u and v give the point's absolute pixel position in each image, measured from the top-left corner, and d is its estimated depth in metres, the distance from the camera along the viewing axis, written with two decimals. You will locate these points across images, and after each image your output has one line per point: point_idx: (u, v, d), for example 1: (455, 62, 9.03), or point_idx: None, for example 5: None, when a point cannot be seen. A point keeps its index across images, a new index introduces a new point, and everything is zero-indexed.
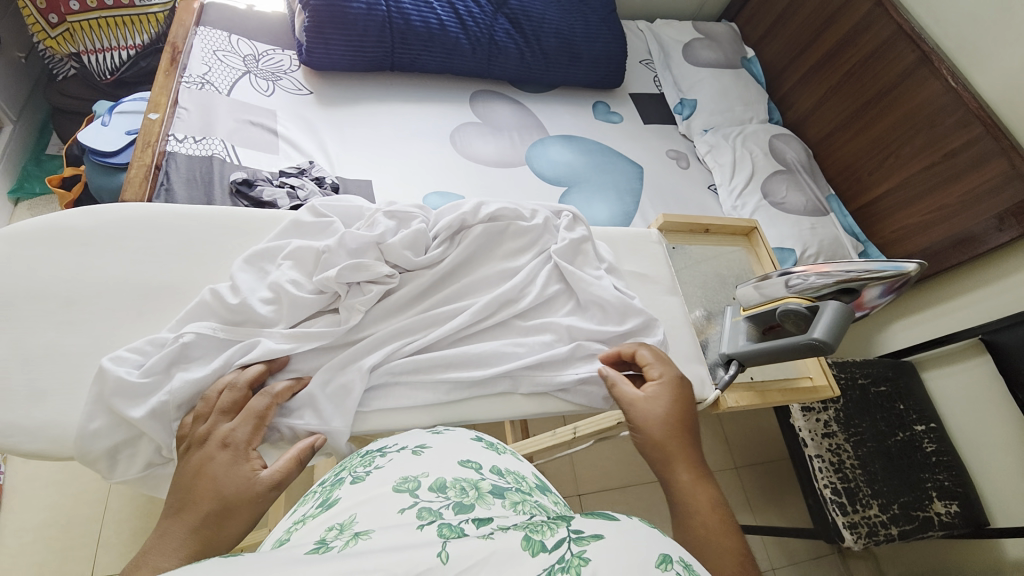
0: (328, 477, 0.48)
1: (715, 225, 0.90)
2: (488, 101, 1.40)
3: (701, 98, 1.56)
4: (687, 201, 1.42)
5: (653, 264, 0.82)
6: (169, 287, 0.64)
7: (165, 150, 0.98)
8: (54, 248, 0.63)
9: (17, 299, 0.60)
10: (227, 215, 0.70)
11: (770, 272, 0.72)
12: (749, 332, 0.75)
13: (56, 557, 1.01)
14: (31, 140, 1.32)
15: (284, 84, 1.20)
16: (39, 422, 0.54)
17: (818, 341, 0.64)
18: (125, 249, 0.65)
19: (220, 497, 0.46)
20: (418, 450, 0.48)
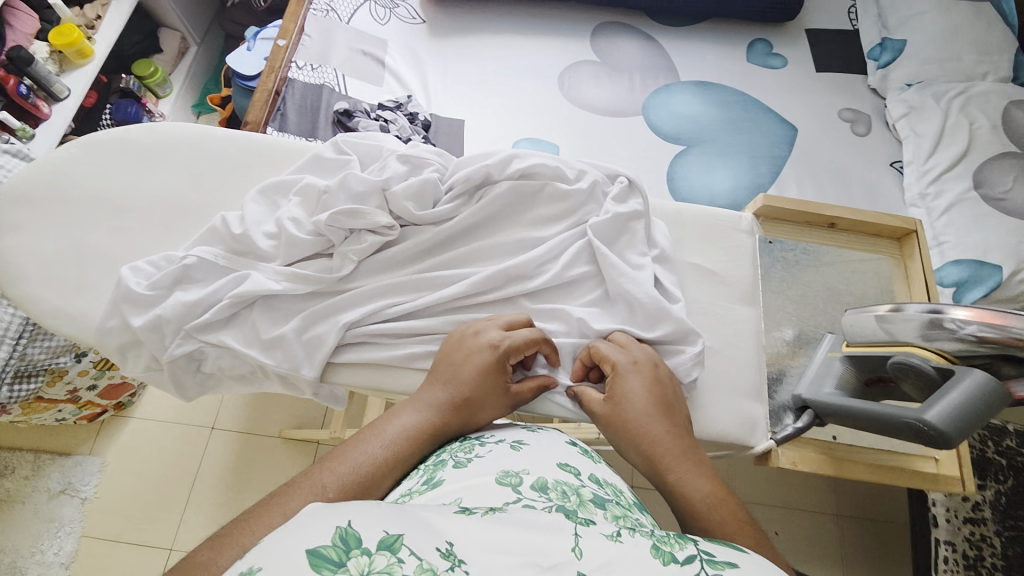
0: (428, 458, 0.46)
1: (843, 220, 0.71)
2: (613, 36, 1.21)
3: (913, 40, 1.14)
4: (851, 180, 1.09)
5: (730, 260, 0.67)
6: (203, 208, 0.62)
7: (286, 76, 1.05)
8: (111, 156, 0.63)
9: (80, 199, 0.60)
10: (259, 140, 0.66)
11: (904, 306, 0.54)
12: (844, 377, 0.59)
13: (186, 417, 1.25)
14: (213, 62, 1.58)
15: (399, 12, 1.18)
16: (70, 312, 0.56)
17: (929, 425, 0.46)
18: (167, 167, 0.63)
19: (473, 389, 0.50)
20: (514, 446, 0.45)
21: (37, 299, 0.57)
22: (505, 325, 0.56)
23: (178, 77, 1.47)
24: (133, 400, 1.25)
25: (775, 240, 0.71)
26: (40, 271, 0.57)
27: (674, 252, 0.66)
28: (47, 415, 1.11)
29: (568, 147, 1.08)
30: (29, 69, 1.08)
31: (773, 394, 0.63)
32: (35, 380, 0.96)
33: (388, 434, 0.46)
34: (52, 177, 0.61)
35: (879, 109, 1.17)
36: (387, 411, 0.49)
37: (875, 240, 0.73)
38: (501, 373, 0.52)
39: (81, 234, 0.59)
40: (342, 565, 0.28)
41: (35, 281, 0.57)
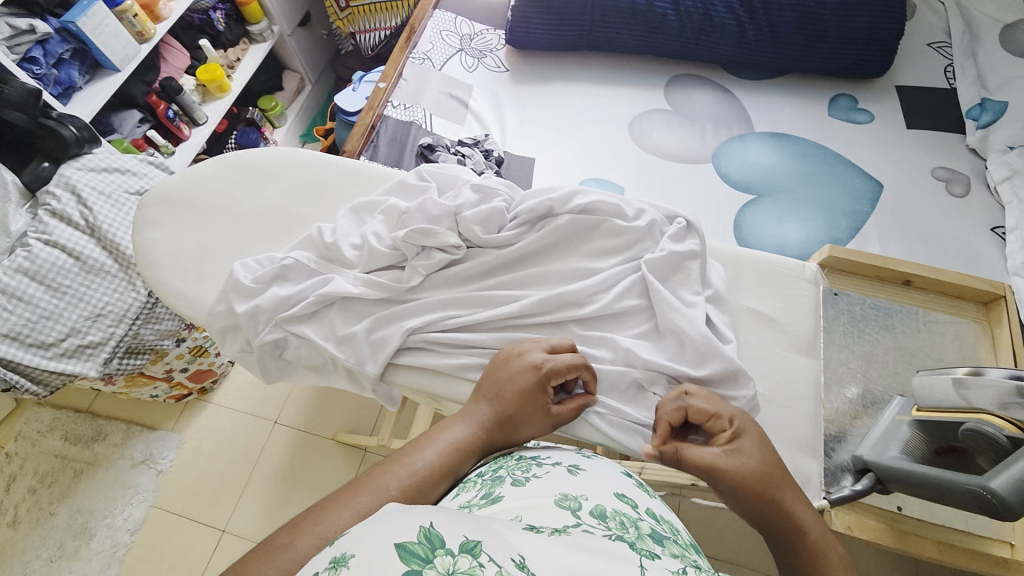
0: (485, 472, 0.47)
1: (921, 277, 0.67)
2: (688, 88, 1.25)
3: (1023, 101, 1.06)
4: (944, 242, 1.01)
5: (791, 309, 0.65)
6: (301, 219, 0.71)
7: (383, 114, 1.19)
8: (237, 171, 0.74)
9: (207, 203, 0.72)
10: (355, 164, 0.75)
11: (986, 369, 0.48)
12: (911, 443, 0.54)
13: (254, 409, 1.36)
14: (322, 100, 1.82)
15: (487, 62, 1.30)
16: (188, 297, 0.66)
17: (993, 492, 0.44)
18: (278, 183, 0.74)
19: (515, 408, 0.52)
20: (571, 471, 0.45)
21: (164, 283, 0.67)
22: (549, 348, 0.57)
23: (293, 110, 1.70)
24: (213, 388, 1.38)
25: (841, 292, 0.68)
26: (168, 261, 0.68)
27: (730, 293, 0.65)
28: (144, 390, 1.26)
29: (634, 189, 1.11)
30: (177, 97, 1.31)
31: (829, 453, 0.59)
32: (142, 357, 1.08)
33: (441, 444, 0.49)
34: (190, 184, 0.73)
35: (979, 170, 1.09)
36: (438, 424, 0.52)
37: (956, 302, 0.68)
38: (543, 394, 0.53)
39: (203, 233, 0.70)
40: (428, 562, 0.27)
41: (165, 269, 0.68)
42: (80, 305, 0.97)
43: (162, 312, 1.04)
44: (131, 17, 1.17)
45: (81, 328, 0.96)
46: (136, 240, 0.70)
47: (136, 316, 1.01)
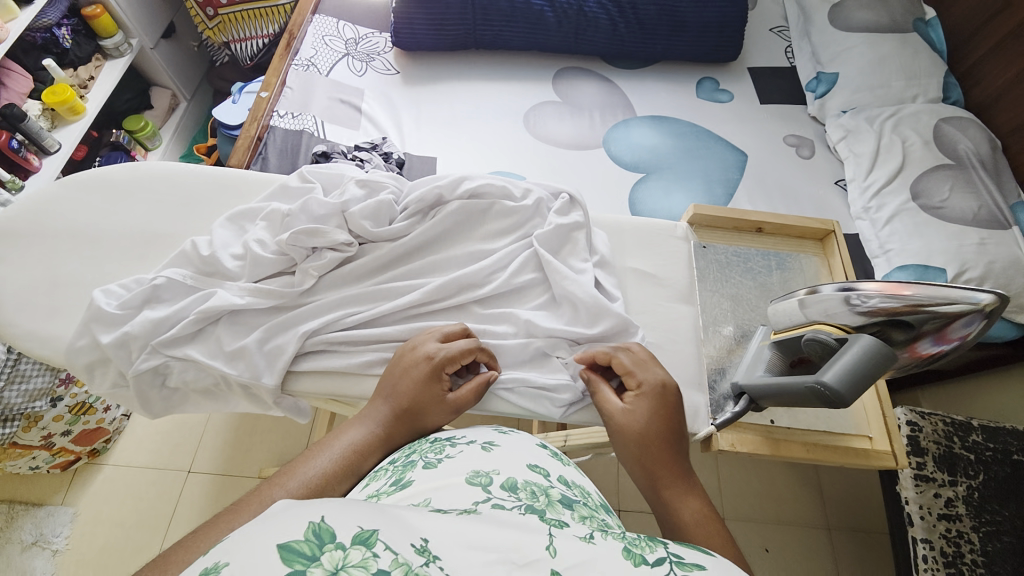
0: (398, 459, 0.47)
1: (768, 224, 0.77)
2: (574, 79, 1.32)
3: (844, 72, 1.25)
4: (800, 198, 1.17)
5: (669, 265, 0.73)
6: (171, 236, 0.66)
7: (269, 124, 1.13)
8: (91, 192, 0.67)
9: (61, 232, 0.64)
10: (229, 172, 0.71)
11: (821, 285, 0.57)
12: (773, 362, 0.61)
13: (161, 460, 1.23)
14: (202, 116, 1.69)
15: (376, 65, 1.28)
16: (43, 335, 0.59)
17: (826, 387, 0.49)
18: (140, 200, 0.67)
19: (413, 400, 0.53)
20: (485, 448, 0.46)
21: (13, 324, 0.59)
22: (444, 337, 0.58)
23: (168, 130, 1.56)
24: (109, 445, 1.23)
25: (708, 245, 0.76)
26: (17, 299, 0.60)
27: (614, 257, 0.71)
28: (22, 463, 1.10)
29: (536, 178, 1.15)
30: (21, 125, 1.15)
31: (714, 385, 0.66)
32: (11, 425, 0.97)
33: (339, 449, 0.49)
34: (32, 212, 0.65)
35: (819, 134, 1.27)
36: (335, 430, 0.51)
37: (798, 241, 0.79)
38: (438, 382, 0.55)
39: (57, 265, 0.62)
40: (315, 559, 0.26)
41: (11, 310, 0.59)
42: None
43: (28, 368, 0.94)
44: None
45: None
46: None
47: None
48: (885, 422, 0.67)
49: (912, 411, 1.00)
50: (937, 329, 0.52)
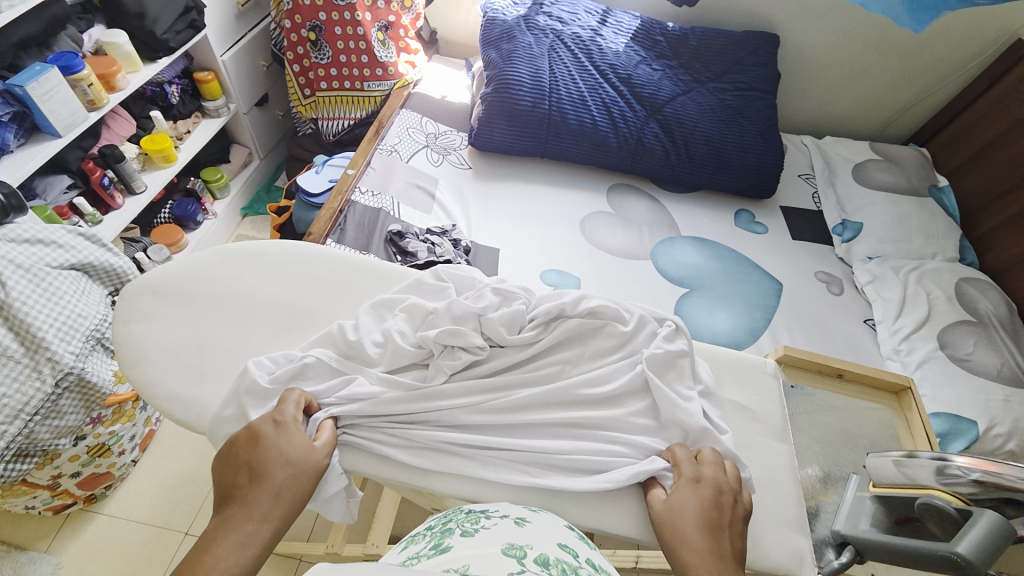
0: (436, 526, 0.54)
1: (851, 373, 0.84)
2: (625, 195, 1.45)
3: (870, 223, 1.39)
4: (833, 332, 1.24)
5: (761, 399, 0.75)
6: (314, 314, 0.72)
7: (350, 198, 1.22)
8: (245, 263, 0.75)
9: (210, 295, 0.71)
10: (370, 262, 0.78)
11: (918, 451, 0.62)
12: (877, 516, 0.67)
13: (159, 516, 1.16)
14: (268, 174, 1.80)
15: (451, 159, 1.41)
16: (179, 395, 0.63)
17: (960, 559, 0.50)
18: (290, 277, 0.75)
19: (287, 465, 0.56)
20: (519, 523, 0.53)
21: (156, 383, 0.64)
22: (282, 412, 0.60)
23: (234, 184, 1.66)
24: (108, 491, 1.17)
25: (796, 385, 0.84)
26: (162, 357, 0.65)
27: (716, 387, 0.74)
28: (18, 501, 1.04)
29: (589, 281, 1.23)
30: (116, 165, 1.21)
31: (815, 528, 0.74)
32: (30, 461, 0.94)
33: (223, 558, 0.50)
34: (186, 276, 0.72)
35: (847, 274, 1.38)
36: (208, 539, 0.51)
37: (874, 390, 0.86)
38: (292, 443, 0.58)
39: (202, 326, 0.68)
40: None
41: (153, 366, 0.65)
42: None
43: (66, 405, 0.92)
44: (86, 86, 1.06)
45: None
46: (125, 333, 0.67)
47: (36, 410, 0.86)
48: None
49: None
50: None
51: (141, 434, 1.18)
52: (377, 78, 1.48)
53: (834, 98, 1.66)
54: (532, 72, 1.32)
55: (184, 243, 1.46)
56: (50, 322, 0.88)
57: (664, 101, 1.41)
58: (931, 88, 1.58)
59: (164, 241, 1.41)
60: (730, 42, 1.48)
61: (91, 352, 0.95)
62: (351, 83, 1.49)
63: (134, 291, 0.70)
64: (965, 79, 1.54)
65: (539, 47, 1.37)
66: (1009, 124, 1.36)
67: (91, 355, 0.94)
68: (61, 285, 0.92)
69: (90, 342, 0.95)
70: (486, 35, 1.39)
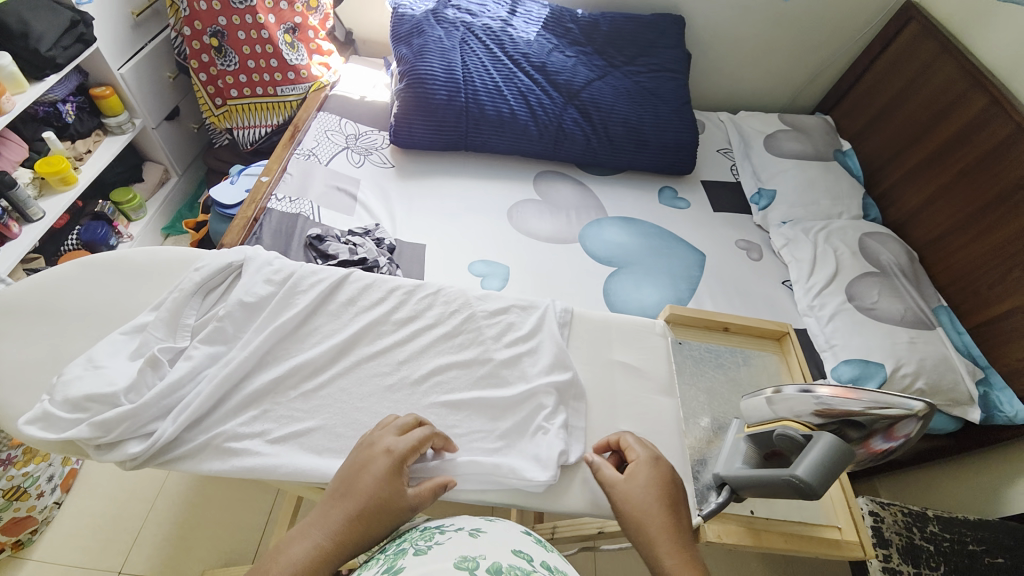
0: (391, 548, 0.53)
1: (734, 323, 0.84)
2: (552, 181, 1.47)
3: (782, 190, 1.47)
4: (755, 296, 1.30)
5: (650, 359, 0.78)
6: (123, 315, 0.67)
7: (266, 206, 1.19)
8: (84, 276, 0.69)
9: (65, 308, 0.66)
10: (181, 255, 0.73)
11: (785, 386, 0.65)
12: (749, 455, 0.66)
13: (93, 554, 1.12)
14: (189, 190, 1.74)
15: (373, 158, 1.39)
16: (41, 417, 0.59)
17: (800, 481, 0.55)
18: (117, 285, 0.69)
19: (371, 497, 0.53)
20: (473, 534, 0.53)
21: (9, 408, 0.59)
22: (382, 446, 0.56)
23: (151, 203, 1.58)
24: (30, 539, 1.11)
25: (684, 341, 0.83)
26: (11, 377, 0.61)
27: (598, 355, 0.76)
28: None
29: (519, 267, 1.24)
30: (9, 193, 1.13)
31: (697, 476, 0.70)
32: None
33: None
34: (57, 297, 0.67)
35: (765, 239, 1.45)
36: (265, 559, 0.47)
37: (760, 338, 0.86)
38: (398, 476, 0.55)
39: (61, 343, 0.64)
40: None
41: (24, 390, 0.60)
42: None
43: None
44: None
45: None
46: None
47: None
48: (851, 512, 0.72)
49: (872, 501, 1.08)
50: (883, 427, 0.60)
51: (60, 473, 1.12)
52: (290, 82, 1.45)
53: (744, 75, 1.74)
54: (446, 67, 1.32)
55: None
56: None
57: (580, 87, 1.44)
58: (831, 59, 1.68)
59: None
60: (640, 26, 1.52)
61: None
62: (263, 89, 1.45)
63: None
64: (859, 49, 1.64)
65: (451, 40, 1.37)
66: (900, 87, 1.47)
67: None
68: None
69: None
70: (397, 31, 1.37)
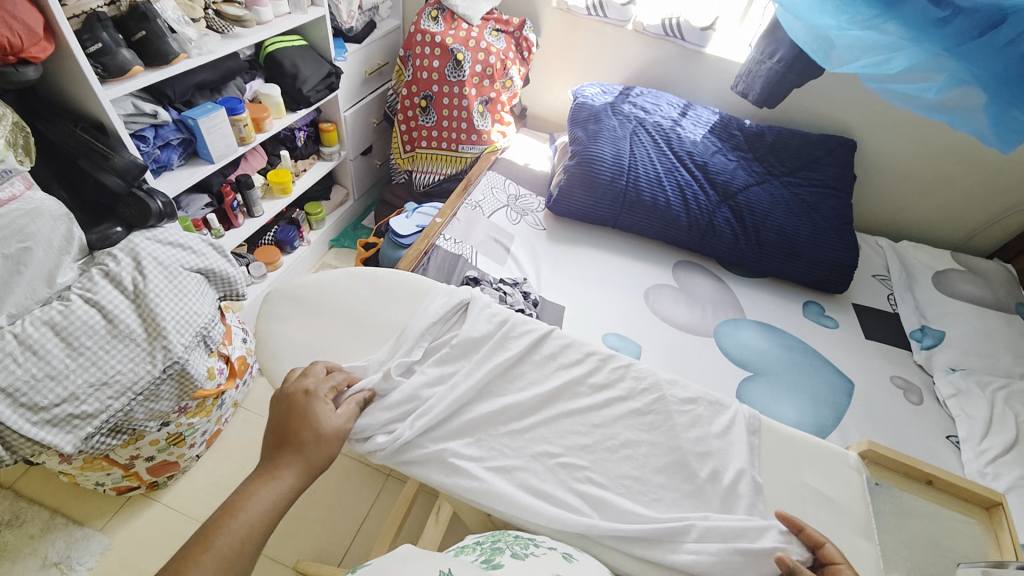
0: (484, 542, 0.62)
1: (940, 479, 0.80)
2: (692, 273, 1.48)
3: (952, 333, 1.33)
4: (912, 445, 1.15)
5: (847, 492, 0.72)
6: (376, 322, 0.83)
7: (435, 243, 1.34)
8: (355, 285, 0.87)
9: (335, 306, 0.84)
10: (420, 283, 0.88)
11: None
12: None
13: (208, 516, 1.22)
14: (358, 214, 2.01)
15: (528, 219, 1.52)
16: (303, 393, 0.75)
17: None
18: (376, 298, 0.86)
19: (314, 430, 0.63)
20: (567, 559, 0.57)
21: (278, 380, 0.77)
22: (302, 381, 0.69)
23: (330, 219, 1.86)
24: (168, 483, 1.26)
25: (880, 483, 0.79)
26: (296, 352, 0.80)
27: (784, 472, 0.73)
28: (92, 477, 1.14)
29: (650, 350, 1.24)
30: (246, 192, 1.40)
31: None
32: (119, 438, 1.01)
33: (261, 504, 0.56)
34: (333, 299, 0.86)
35: (927, 383, 1.29)
36: (250, 483, 0.58)
37: (965, 502, 0.81)
38: (294, 401, 0.66)
39: (330, 334, 0.81)
40: None
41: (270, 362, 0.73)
42: (90, 368, 0.90)
43: (165, 391, 1.03)
44: (242, 125, 1.27)
45: (79, 396, 0.89)
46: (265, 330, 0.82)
47: (139, 391, 0.96)
48: None
49: None
50: None
51: (210, 431, 1.28)
52: (472, 142, 1.66)
53: (912, 205, 1.66)
54: (614, 153, 1.44)
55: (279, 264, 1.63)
56: (171, 315, 0.99)
57: (738, 189, 1.47)
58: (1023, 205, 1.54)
59: (263, 259, 1.58)
60: (807, 142, 1.54)
61: (195, 348, 1.05)
62: (448, 145, 1.68)
63: (281, 299, 0.85)
64: None
65: (623, 130, 1.50)
66: None
67: (195, 351, 1.05)
68: (187, 284, 1.04)
69: (197, 339, 1.05)
70: (576, 115, 1.54)
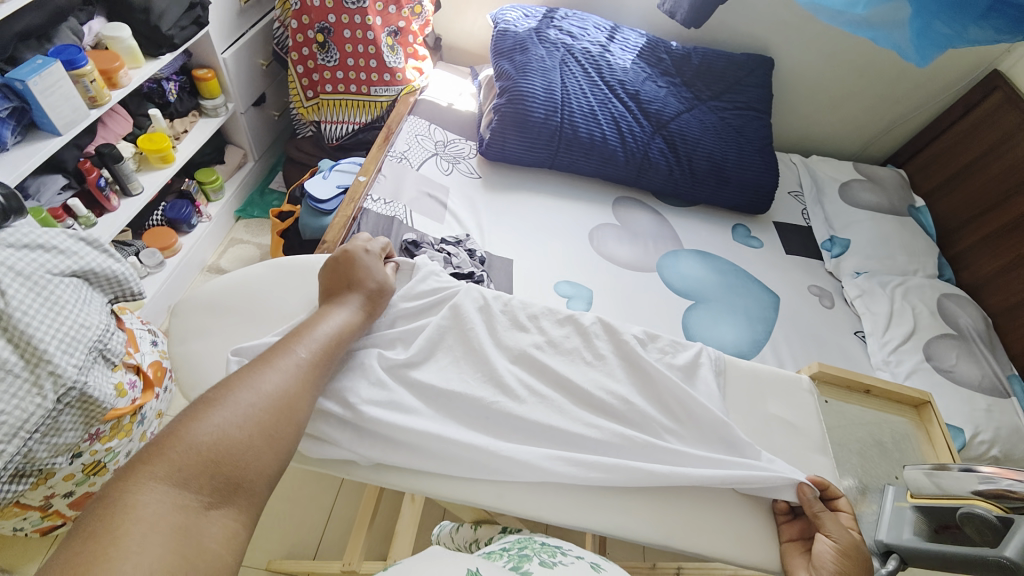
0: (510, 549, 0.58)
1: (877, 388, 0.96)
2: (631, 209, 1.48)
3: (857, 240, 1.48)
4: (830, 345, 1.30)
5: (802, 414, 0.84)
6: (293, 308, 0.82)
7: (362, 206, 1.20)
8: (273, 274, 0.86)
9: (263, 300, 0.83)
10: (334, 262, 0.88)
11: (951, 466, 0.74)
12: (918, 524, 0.73)
13: None
14: (262, 176, 1.75)
15: (461, 167, 1.41)
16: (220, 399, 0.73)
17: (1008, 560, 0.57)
18: (296, 284, 0.85)
19: (368, 280, 0.79)
20: (594, 567, 0.54)
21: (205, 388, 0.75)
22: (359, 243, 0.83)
23: (230, 186, 1.60)
24: None
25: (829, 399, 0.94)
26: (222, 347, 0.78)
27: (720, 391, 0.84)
28: (6, 524, 1.00)
29: (603, 293, 1.25)
30: (114, 166, 1.15)
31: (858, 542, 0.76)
32: (25, 481, 0.86)
33: (318, 337, 0.68)
34: (262, 294, 0.83)
35: (837, 287, 1.44)
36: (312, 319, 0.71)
37: (900, 405, 0.98)
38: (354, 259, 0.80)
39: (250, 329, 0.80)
40: None
41: None
42: None
43: (66, 421, 0.87)
44: (89, 82, 1.01)
45: None
46: (185, 350, 0.78)
47: (35, 428, 0.80)
48: None
49: None
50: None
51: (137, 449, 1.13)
52: (385, 83, 1.46)
53: (819, 120, 1.75)
54: (545, 86, 1.35)
55: (177, 247, 1.40)
56: (51, 334, 0.81)
57: (670, 118, 1.46)
58: (910, 114, 1.68)
59: (156, 244, 1.36)
60: (731, 64, 1.54)
61: (92, 365, 0.89)
62: (358, 87, 1.47)
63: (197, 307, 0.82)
64: (942, 106, 1.65)
65: (551, 60, 1.40)
66: (981, 150, 1.47)
67: (92, 368, 0.89)
68: (61, 293, 0.85)
69: (93, 355, 0.89)
70: (499, 46, 1.40)
